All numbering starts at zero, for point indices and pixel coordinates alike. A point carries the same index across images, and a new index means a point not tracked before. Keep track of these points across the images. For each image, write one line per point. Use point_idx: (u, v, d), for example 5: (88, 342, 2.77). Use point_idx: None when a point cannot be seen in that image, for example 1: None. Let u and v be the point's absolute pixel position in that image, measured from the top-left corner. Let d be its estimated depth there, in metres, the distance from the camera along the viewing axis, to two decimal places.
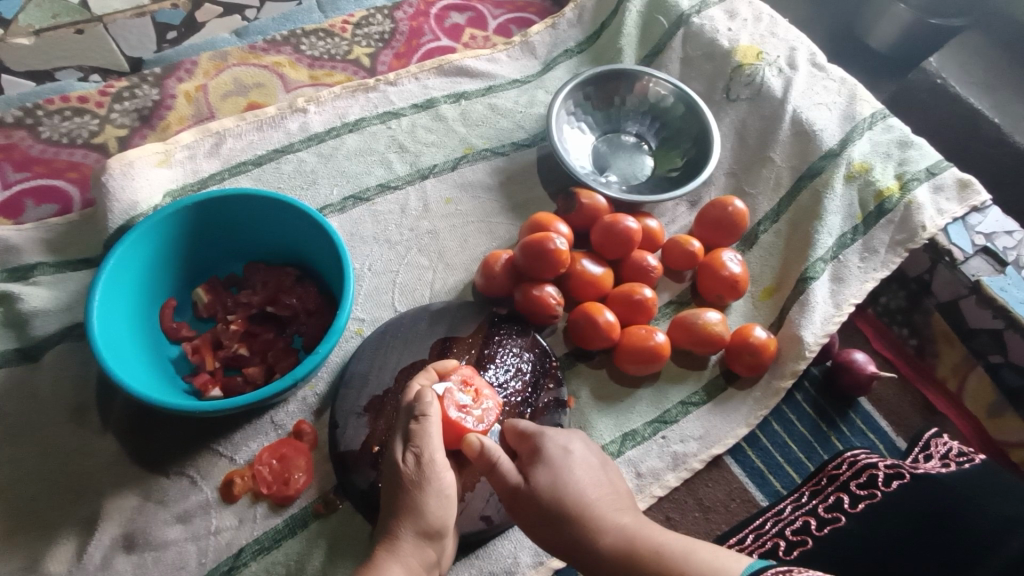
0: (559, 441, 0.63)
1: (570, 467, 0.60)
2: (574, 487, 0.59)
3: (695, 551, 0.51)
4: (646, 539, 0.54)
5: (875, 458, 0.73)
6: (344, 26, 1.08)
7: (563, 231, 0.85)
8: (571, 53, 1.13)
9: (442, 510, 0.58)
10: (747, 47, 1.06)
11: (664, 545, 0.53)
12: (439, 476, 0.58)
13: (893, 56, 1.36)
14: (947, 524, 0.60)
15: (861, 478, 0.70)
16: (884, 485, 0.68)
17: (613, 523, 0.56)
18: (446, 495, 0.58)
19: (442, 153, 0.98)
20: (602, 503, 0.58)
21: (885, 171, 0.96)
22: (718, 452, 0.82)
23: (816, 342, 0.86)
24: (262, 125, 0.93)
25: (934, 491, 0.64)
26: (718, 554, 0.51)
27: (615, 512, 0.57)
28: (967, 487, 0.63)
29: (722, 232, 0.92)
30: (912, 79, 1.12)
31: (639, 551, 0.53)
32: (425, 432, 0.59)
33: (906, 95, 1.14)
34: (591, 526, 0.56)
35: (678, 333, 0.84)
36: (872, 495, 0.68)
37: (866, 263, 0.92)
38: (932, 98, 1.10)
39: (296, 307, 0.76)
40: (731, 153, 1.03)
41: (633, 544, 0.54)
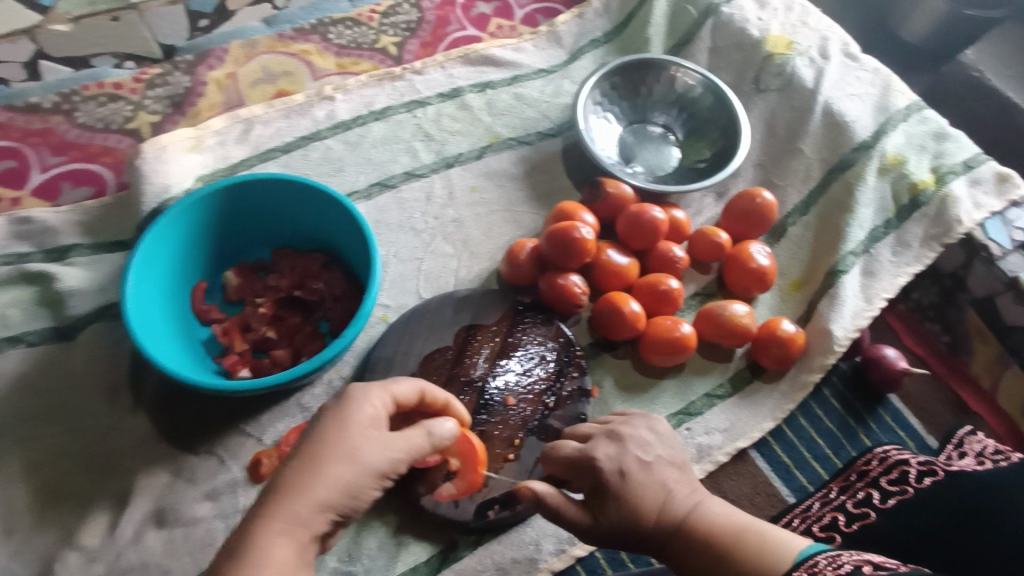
0: (614, 462, 0.60)
1: (630, 489, 0.58)
2: (634, 513, 0.57)
3: (743, 538, 0.53)
4: (700, 532, 0.55)
5: (908, 453, 0.70)
6: (371, 15, 1.08)
7: (589, 220, 0.85)
8: (598, 43, 1.12)
9: (332, 484, 0.49)
10: (778, 36, 1.04)
11: (720, 527, 0.55)
12: (357, 446, 0.51)
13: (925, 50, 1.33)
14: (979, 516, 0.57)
15: (892, 475, 0.68)
16: (916, 482, 0.66)
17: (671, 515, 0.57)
18: (360, 475, 0.50)
19: (467, 142, 0.98)
20: (655, 502, 0.58)
21: (919, 164, 0.93)
22: (743, 445, 0.81)
23: (845, 336, 0.84)
24: (290, 112, 0.94)
25: (972, 485, 0.60)
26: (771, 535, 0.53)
27: (666, 506, 0.58)
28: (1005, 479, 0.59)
29: (749, 224, 0.91)
30: (948, 72, 1.09)
31: (696, 542, 0.55)
32: (351, 400, 0.53)
33: (941, 88, 1.11)
34: (649, 527, 0.57)
35: (704, 325, 0.83)
36: (903, 492, 0.66)
37: (899, 258, 0.90)
38: (969, 91, 1.07)
39: (323, 292, 0.77)
40: (760, 145, 1.02)
41: (688, 535, 0.56)
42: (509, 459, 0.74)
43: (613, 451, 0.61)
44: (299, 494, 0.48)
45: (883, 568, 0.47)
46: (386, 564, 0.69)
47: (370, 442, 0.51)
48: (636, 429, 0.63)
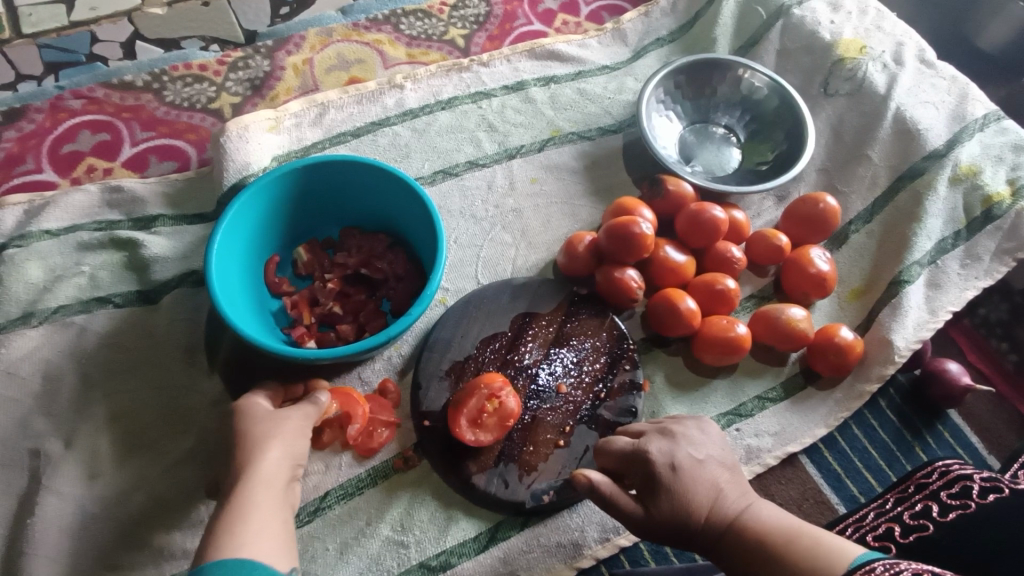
0: (665, 453, 0.62)
1: (682, 481, 0.59)
2: (684, 504, 0.58)
3: (797, 539, 0.53)
4: (751, 532, 0.56)
5: (971, 469, 0.68)
6: (441, 8, 1.11)
7: (648, 216, 0.86)
8: (663, 41, 1.12)
9: (285, 450, 0.62)
10: (850, 40, 1.02)
11: (772, 528, 0.55)
12: (283, 422, 0.64)
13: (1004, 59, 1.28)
14: None
15: (954, 489, 0.66)
16: (979, 497, 0.63)
17: (723, 511, 0.58)
18: (299, 436, 0.64)
19: (529, 134, 1.00)
20: (705, 499, 0.58)
21: (995, 176, 0.91)
22: (794, 450, 0.80)
23: (907, 347, 0.82)
24: (361, 99, 0.98)
25: None
26: (822, 539, 0.52)
27: (717, 505, 0.58)
28: None
29: (811, 228, 0.90)
30: None
31: (747, 542, 0.55)
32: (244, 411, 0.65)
33: None
34: (700, 522, 0.58)
35: (760, 327, 0.83)
36: (964, 506, 0.63)
37: (967, 271, 0.88)
38: None
39: (387, 272, 0.80)
40: (825, 150, 1.00)
41: (739, 532, 0.56)
42: (560, 445, 0.75)
43: (664, 445, 0.62)
44: (258, 457, 0.60)
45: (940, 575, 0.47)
46: (436, 537, 0.71)
47: (283, 414, 0.65)
48: (687, 428, 0.65)
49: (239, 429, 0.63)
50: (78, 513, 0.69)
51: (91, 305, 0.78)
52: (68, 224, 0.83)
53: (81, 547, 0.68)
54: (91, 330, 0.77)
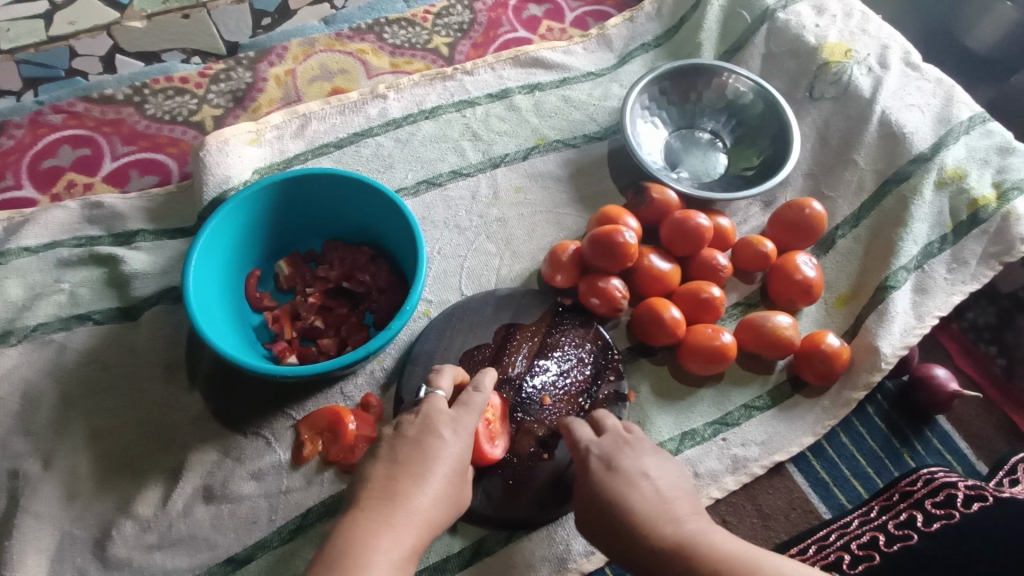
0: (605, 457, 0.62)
1: (620, 484, 0.60)
2: (628, 502, 0.59)
3: (762, 562, 0.53)
4: (700, 549, 0.55)
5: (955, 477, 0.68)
6: (425, 16, 1.12)
7: (633, 226, 0.86)
8: (648, 47, 1.12)
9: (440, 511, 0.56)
10: (835, 43, 1.01)
11: (728, 556, 0.54)
12: (461, 478, 0.59)
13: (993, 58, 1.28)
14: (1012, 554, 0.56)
15: (938, 497, 0.66)
16: (963, 506, 0.63)
17: (670, 532, 0.57)
18: (457, 504, 0.58)
19: (514, 143, 1.00)
20: (646, 506, 0.59)
21: (981, 179, 0.89)
22: (781, 459, 0.79)
23: (894, 353, 0.80)
24: (344, 109, 0.97)
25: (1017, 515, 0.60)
26: (789, 568, 0.51)
27: (661, 521, 0.57)
28: None
29: (797, 235, 0.90)
30: None
31: (695, 554, 0.55)
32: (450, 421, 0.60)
33: None
34: (641, 528, 0.57)
35: (746, 335, 0.82)
36: (949, 515, 0.63)
37: (954, 275, 0.86)
38: None
39: (370, 284, 0.79)
40: (811, 153, 0.99)
41: (689, 553, 0.55)
42: (543, 457, 0.74)
43: (608, 444, 0.64)
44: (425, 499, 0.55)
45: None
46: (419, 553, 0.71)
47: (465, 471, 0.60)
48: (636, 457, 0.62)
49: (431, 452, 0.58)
50: (57, 533, 0.68)
51: (70, 322, 0.78)
52: (47, 240, 0.83)
53: (60, 568, 0.67)
54: (71, 348, 0.76)
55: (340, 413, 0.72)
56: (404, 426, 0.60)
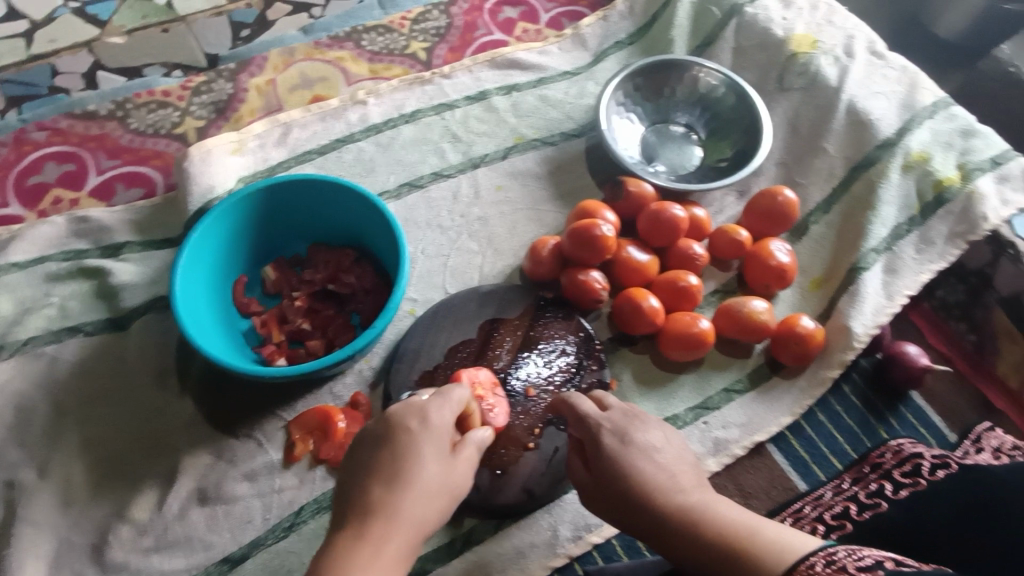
0: (615, 434, 0.67)
1: (631, 454, 0.66)
2: (646, 475, 0.65)
3: (759, 532, 0.57)
4: (708, 517, 0.61)
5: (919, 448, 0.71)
6: (402, 22, 1.14)
7: (611, 219, 0.89)
8: (622, 45, 1.15)
9: (428, 508, 0.57)
10: (802, 35, 1.04)
11: (732, 524, 0.59)
12: (449, 465, 0.59)
13: (957, 45, 1.31)
14: (991, 514, 0.56)
15: (906, 468, 0.68)
16: (929, 475, 0.65)
17: (680, 501, 0.63)
18: (455, 496, 0.59)
19: (493, 143, 1.02)
20: (661, 478, 0.65)
21: (945, 161, 0.92)
22: (761, 439, 0.81)
23: (865, 333, 0.83)
24: (324, 116, 0.99)
25: (983, 479, 0.60)
26: (784, 535, 0.57)
27: (682, 491, 0.64)
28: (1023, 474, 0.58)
29: (771, 222, 0.92)
30: (987, 68, 1.19)
31: (700, 521, 0.61)
32: (432, 424, 0.60)
33: (980, 84, 1.20)
34: (654, 496, 0.64)
35: (724, 321, 0.85)
36: (916, 484, 0.65)
37: (922, 255, 0.88)
38: (1004, 86, 1.17)
39: (355, 285, 0.81)
40: (782, 143, 1.02)
41: (697, 523, 0.61)
42: (529, 447, 0.76)
43: (619, 419, 0.69)
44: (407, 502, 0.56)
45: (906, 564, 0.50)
46: None
47: (454, 460, 0.60)
48: (648, 434, 0.68)
49: (404, 454, 0.58)
50: (56, 540, 0.70)
51: (62, 335, 0.79)
52: (36, 255, 0.84)
53: (57, 574, 0.69)
54: (62, 359, 0.78)
55: (329, 412, 0.74)
56: (368, 430, 0.60)
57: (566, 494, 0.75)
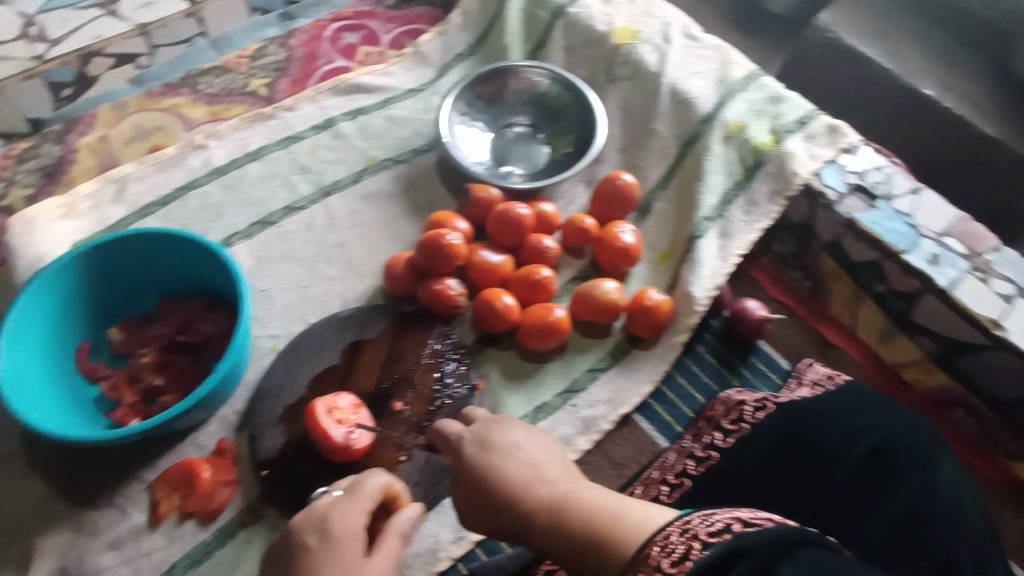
0: (474, 438, 0.70)
1: (491, 457, 0.67)
2: (510, 473, 0.66)
3: (624, 513, 0.56)
4: (571, 503, 0.60)
5: (747, 394, 0.76)
6: (239, 61, 1.13)
7: (462, 227, 0.91)
8: (462, 57, 1.18)
9: None
10: (622, 28, 1.10)
11: (596, 509, 0.58)
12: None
13: (788, 18, 1.59)
14: (803, 445, 0.63)
15: (732, 416, 0.74)
16: (750, 420, 0.71)
17: (545, 493, 0.63)
18: None
19: (344, 169, 1.03)
20: (522, 472, 0.65)
21: (759, 128, 1.00)
22: (626, 411, 0.86)
23: (705, 295, 0.89)
24: (163, 166, 0.97)
25: (796, 416, 0.66)
26: (645, 512, 0.56)
27: (544, 484, 0.64)
28: (822, 404, 0.66)
29: (615, 206, 0.98)
30: (811, 37, 1.37)
31: (566, 509, 0.60)
32: (331, 534, 0.57)
33: (808, 51, 1.39)
34: (519, 494, 0.64)
35: (579, 306, 0.89)
36: (739, 430, 0.72)
37: (750, 215, 0.95)
38: (829, 52, 1.36)
39: (211, 333, 0.81)
40: (619, 130, 1.08)
41: (562, 511, 0.60)
42: (402, 460, 0.78)
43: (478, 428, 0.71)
44: None
45: (752, 524, 0.49)
46: None
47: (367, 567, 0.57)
48: (505, 434, 0.69)
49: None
50: None
51: None
52: None
53: None
54: None
55: (192, 464, 0.74)
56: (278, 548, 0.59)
57: (445, 498, 0.77)
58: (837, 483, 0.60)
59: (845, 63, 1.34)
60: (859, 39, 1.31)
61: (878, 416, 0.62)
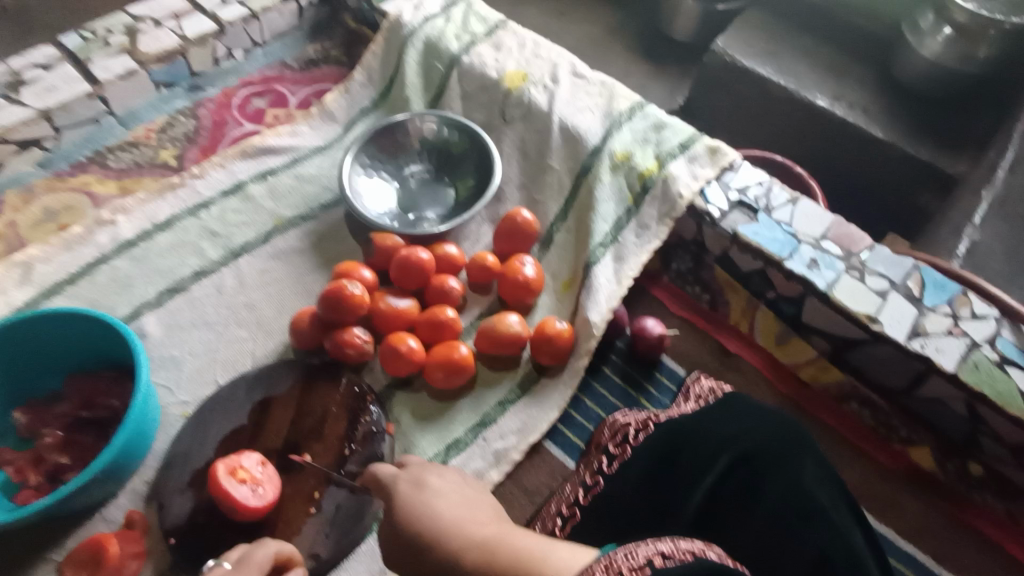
0: (413, 480, 0.62)
1: (428, 499, 0.58)
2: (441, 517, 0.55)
3: (550, 553, 0.46)
4: (498, 547, 0.49)
5: (633, 415, 0.76)
6: (147, 135, 1.17)
7: (367, 276, 0.94)
8: (368, 111, 1.24)
9: None
10: (514, 72, 1.17)
11: (520, 553, 0.47)
12: None
13: (693, 44, 1.70)
14: (672, 460, 0.65)
15: (617, 438, 0.73)
16: (633, 440, 0.71)
17: (474, 535, 0.51)
18: None
19: (253, 230, 1.06)
20: (454, 516, 0.55)
21: (644, 155, 1.06)
22: (536, 439, 0.88)
23: (601, 318, 0.93)
24: (70, 245, 0.99)
25: (670, 430, 0.68)
26: (576, 554, 0.46)
27: (475, 526, 0.53)
28: (693, 416, 0.69)
29: (516, 241, 1.02)
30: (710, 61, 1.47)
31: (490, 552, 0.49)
32: None
33: (710, 74, 1.49)
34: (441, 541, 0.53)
35: (484, 342, 0.92)
36: (623, 452, 0.71)
37: (641, 238, 1.01)
38: (727, 73, 1.46)
39: (116, 406, 0.81)
40: (518, 169, 1.13)
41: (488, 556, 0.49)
42: (311, 512, 0.79)
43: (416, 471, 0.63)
44: None
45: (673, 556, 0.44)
46: None
47: None
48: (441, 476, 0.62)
49: None
50: None
51: None
52: None
53: None
54: None
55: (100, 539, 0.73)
56: None
57: (358, 545, 0.78)
58: (706, 494, 0.60)
59: (744, 82, 1.45)
60: (751, 61, 1.42)
61: (740, 422, 0.65)
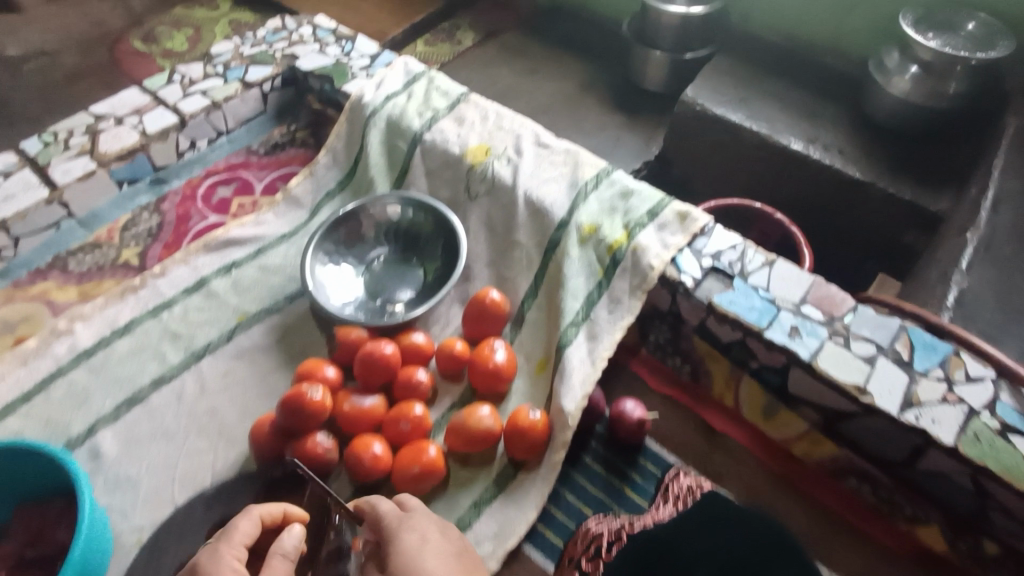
0: (417, 532, 0.71)
1: None
2: None
3: None
4: None
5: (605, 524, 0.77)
6: (110, 234, 1.15)
7: (330, 375, 0.91)
8: (334, 193, 1.22)
9: None
10: (477, 146, 1.15)
11: None
12: None
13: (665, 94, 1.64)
14: None
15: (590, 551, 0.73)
16: (604, 554, 0.70)
17: None
18: None
19: (215, 329, 1.03)
20: None
21: (613, 225, 1.02)
22: (514, 543, 0.83)
23: (576, 406, 0.88)
24: (26, 359, 0.96)
25: (642, 546, 0.66)
26: None
27: None
28: (668, 529, 0.65)
29: (486, 324, 0.98)
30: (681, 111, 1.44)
31: None
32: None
33: (683, 124, 1.46)
34: None
35: (455, 439, 0.87)
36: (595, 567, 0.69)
37: (614, 313, 0.97)
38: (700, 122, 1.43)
39: (62, 543, 0.77)
40: (485, 245, 1.11)
41: None
42: None
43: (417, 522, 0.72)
44: None
45: None
46: None
47: None
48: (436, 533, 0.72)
49: None
50: None
51: None
52: None
53: None
54: None
55: None
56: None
57: None
58: None
59: (717, 130, 1.42)
60: (724, 108, 1.40)
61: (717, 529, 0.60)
